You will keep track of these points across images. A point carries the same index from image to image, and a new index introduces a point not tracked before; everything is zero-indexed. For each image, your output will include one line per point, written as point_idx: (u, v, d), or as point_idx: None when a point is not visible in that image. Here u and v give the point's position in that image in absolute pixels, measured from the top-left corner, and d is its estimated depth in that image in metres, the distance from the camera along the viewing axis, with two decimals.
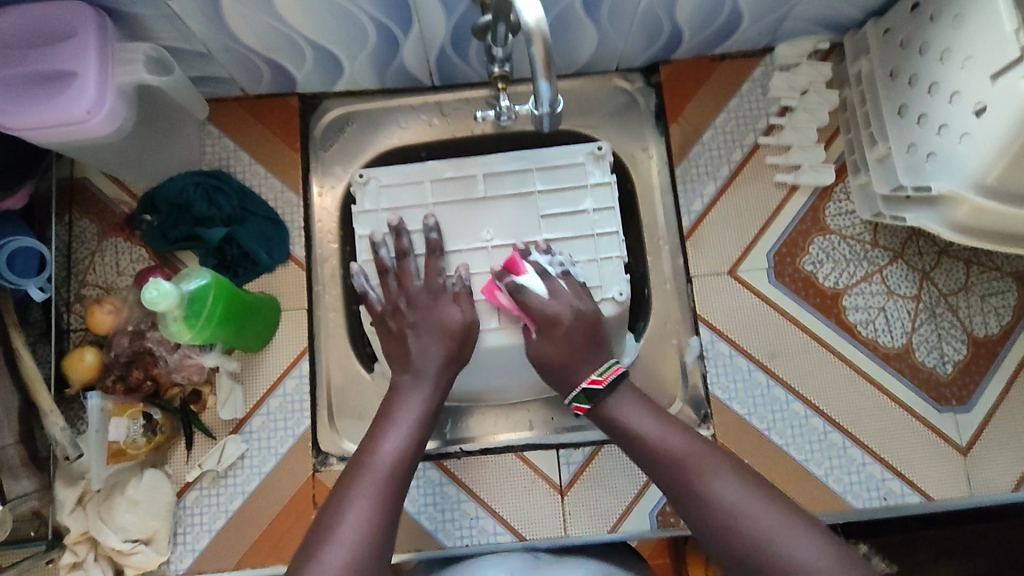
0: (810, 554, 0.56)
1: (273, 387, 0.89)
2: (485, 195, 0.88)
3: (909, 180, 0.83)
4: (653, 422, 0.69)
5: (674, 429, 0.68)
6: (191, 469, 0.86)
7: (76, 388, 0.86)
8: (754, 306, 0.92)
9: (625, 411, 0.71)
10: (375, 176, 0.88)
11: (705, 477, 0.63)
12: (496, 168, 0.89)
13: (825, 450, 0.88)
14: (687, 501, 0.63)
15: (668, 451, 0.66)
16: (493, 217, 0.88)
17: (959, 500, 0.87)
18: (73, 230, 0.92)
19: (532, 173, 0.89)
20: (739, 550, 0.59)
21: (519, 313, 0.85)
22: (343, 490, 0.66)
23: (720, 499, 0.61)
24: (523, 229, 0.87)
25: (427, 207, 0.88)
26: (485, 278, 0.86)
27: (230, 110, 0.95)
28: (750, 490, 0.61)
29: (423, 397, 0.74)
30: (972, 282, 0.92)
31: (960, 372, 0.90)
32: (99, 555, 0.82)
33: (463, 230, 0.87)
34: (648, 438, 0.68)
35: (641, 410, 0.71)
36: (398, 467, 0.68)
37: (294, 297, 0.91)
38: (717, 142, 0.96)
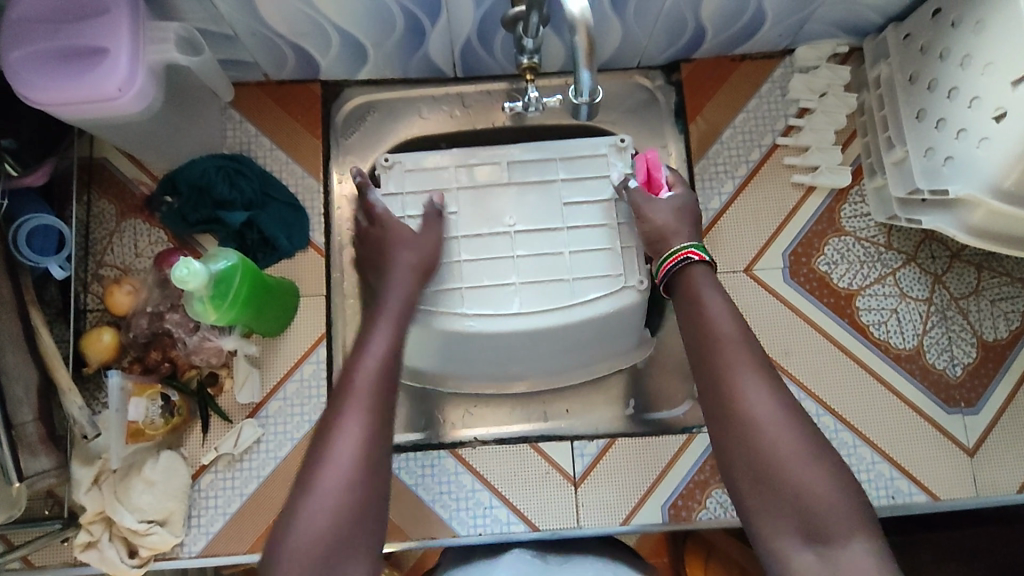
0: (823, 484, 0.60)
1: (290, 372, 0.89)
2: (509, 180, 0.88)
3: (925, 184, 0.84)
4: (720, 309, 0.72)
5: (737, 320, 0.71)
6: (206, 451, 0.86)
7: (94, 367, 0.86)
8: (769, 304, 0.93)
9: (705, 291, 0.74)
10: (401, 159, 0.89)
11: (750, 384, 0.66)
12: (521, 157, 0.89)
13: (836, 448, 0.89)
14: (727, 394, 0.66)
15: (725, 343, 0.69)
16: (516, 204, 0.88)
17: (965, 500, 0.88)
18: (91, 210, 0.92)
19: (556, 162, 0.89)
20: (745, 444, 0.63)
21: (541, 298, 0.85)
22: (336, 411, 0.65)
23: (748, 400, 0.65)
24: (544, 217, 0.87)
25: (451, 193, 0.88)
26: (506, 263, 0.86)
27: (252, 95, 0.95)
28: (787, 411, 0.64)
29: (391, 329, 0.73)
30: (983, 286, 0.94)
31: (969, 375, 0.91)
32: (113, 535, 0.82)
33: (487, 214, 0.88)
34: (713, 325, 0.70)
35: (717, 296, 0.73)
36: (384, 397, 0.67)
37: (313, 283, 0.92)
38: (736, 141, 0.97)
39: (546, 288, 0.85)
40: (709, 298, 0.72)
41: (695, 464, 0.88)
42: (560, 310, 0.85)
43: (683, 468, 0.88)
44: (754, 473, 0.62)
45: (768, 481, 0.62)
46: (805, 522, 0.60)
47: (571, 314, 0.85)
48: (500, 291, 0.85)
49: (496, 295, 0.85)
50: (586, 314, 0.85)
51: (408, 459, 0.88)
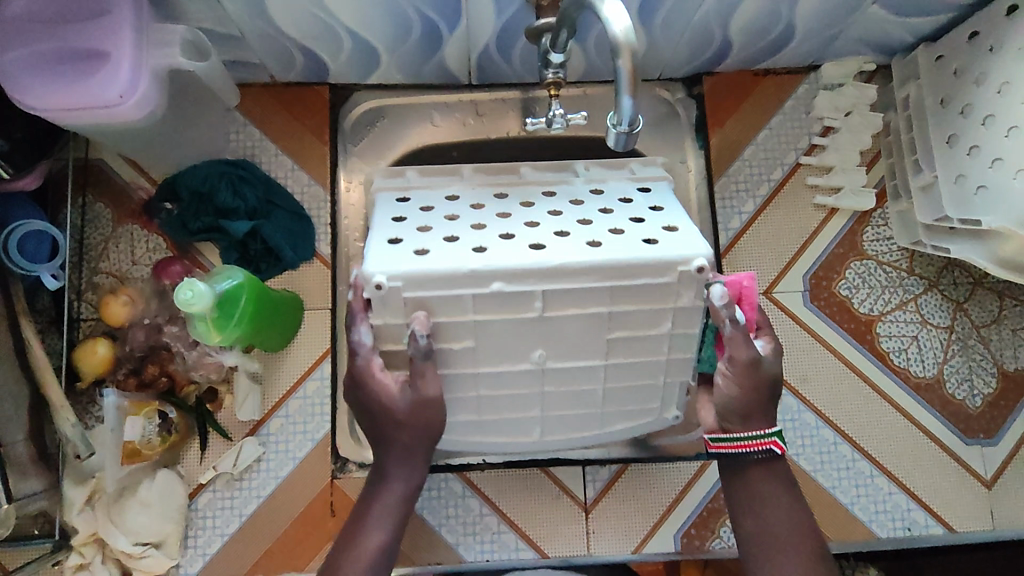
0: None
1: (293, 389, 0.86)
2: (542, 316, 0.64)
3: (954, 212, 0.82)
4: (782, 497, 0.64)
5: (795, 509, 0.64)
6: (204, 470, 0.83)
7: (88, 381, 0.82)
8: (788, 328, 0.90)
9: (769, 488, 0.64)
10: (401, 286, 0.62)
11: None
12: (564, 278, 0.62)
13: (852, 478, 0.87)
14: None
15: (765, 540, 0.63)
16: (552, 335, 0.66)
17: (981, 533, 0.87)
18: (86, 214, 0.88)
19: (608, 287, 0.63)
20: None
21: (564, 426, 0.75)
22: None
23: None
24: (583, 349, 0.67)
25: (467, 325, 0.65)
26: (532, 396, 0.71)
27: (256, 97, 0.91)
28: None
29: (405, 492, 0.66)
30: (1005, 315, 0.92)
31: (989, 405, 0.90)
32: (106, 558, 0.78)
33: (511, 348, 0.66)
34: (761, 518, 0.64)
35: (781, 491, 0.64)
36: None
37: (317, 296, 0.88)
38: (757, 159, 0.94)
39: (577, 415, 0.74)
40: (771, 483, 0.64)
41: (709, 491, 0.86)
42: (583, 436, 0.76)
43: (697, 495, 0.86)
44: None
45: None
46: None
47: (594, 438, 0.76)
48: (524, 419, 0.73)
49: (519, 423, 0.74)
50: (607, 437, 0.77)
51: None
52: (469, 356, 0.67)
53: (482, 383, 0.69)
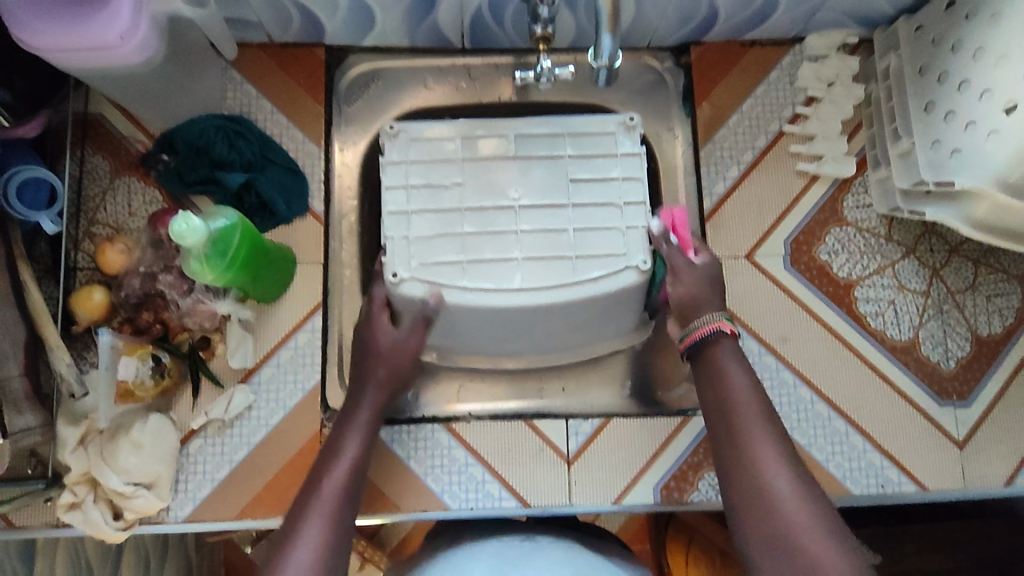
0: (837, 563, 0.60)
1: (284, 339, 0.88)
2: (514, 152, 0.85)
3: (929, 175, 0.84)
4: (745, 382, 0.73)
5: (755, 390, 0.72)
6: (196, 416, 0.85)
7: (83, 326, 0.84)
8: (769, 291, 0.93)
9: (728, 365, 0.74)
10: (407, 130, 0.85)
11: (764, 459, 0.67)
12: (528, 132, 0.86)
13: (828, 436, 0.89)
14: (743, 467, 0.67)
15: (739, 416, 0.70)
16: (521, 176, 0.85)
17: (953, 491, 0.89)
18: (85, 165, 0.89)
19: (563, 137, 0.86)
20: (761, 519, 0.64)
21: (542, 277, 0.81)
22: (298, 511, 0.69)
23: (768, 472, 0.66)
24: (551, 191, 0.84)
25: (457, 163, 0.85)
26: (509, 238, 0.83)
27: (253, 56, 0.93)
28: (803, 491, 0.65)
29: (364, 426, 0.79)
30: (979, 281, 0.94)
31: (962, 368, 0.92)
32: (98, 497, 0.80)
33: (488, 189, 0.84)
34: (732, 396, 0.72)
35: (741, 368, 0.74)
36: (350, 481, 0.73)
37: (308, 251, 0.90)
38: (742, 127, 0.96)
39: (552, 265, 0.82)
40: (733, 368, 0.73)
41: (689, 446, 0.88)
42: (566, 289, 0.81)
43: (677, 450, 0.88)
44: (770, 547, 0.63)
45: (785, 557, 0.62)
46: None
47: (578, 293, 0.82)
48: (503, 265, 0.82)
49: (499, 270, 0.82)
50: (590, 291, 0.82)
51: (401, 431, 0.87)
52: (457, 193, 0.84)
53: (467, 219, 0.83)
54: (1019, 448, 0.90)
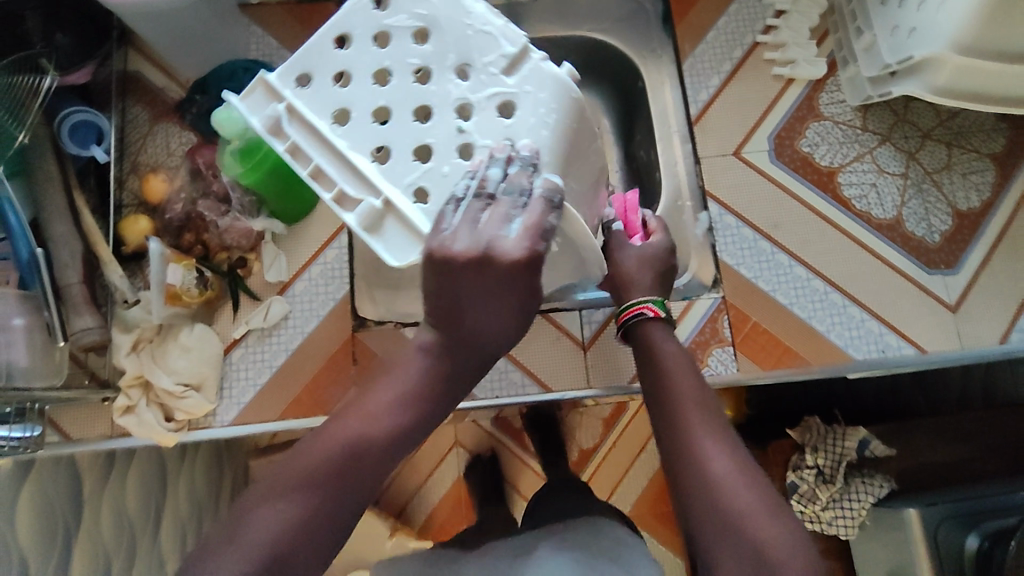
0: (780, 539, 0.57)
1: (314, 255, 0.95)
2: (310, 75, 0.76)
3: (893, 58, 0.93)
4: (684, 368, 0.72)
5: (693, 374, 0.72)
6: (237, 326, 0.92)
7: (131, 248, 0.91)
8: (758, 181, 1.00)
9: (661, 338, 0.76)
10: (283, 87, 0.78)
11: (702, 441, 0.65)
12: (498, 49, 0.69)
13: (826, 308, 0.95)
14: (683, 450, 0.65)
15: (678, 397, 0.69)
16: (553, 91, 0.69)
17: (951, 352, 0.94)
18: (126, 116, 0.99)
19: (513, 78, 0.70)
20: (705, 505, 0.61)
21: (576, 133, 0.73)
22: (280, 482, 0.54)
23: (706, 454, 0.64)
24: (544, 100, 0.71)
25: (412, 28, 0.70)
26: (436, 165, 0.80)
27: (272, 12, 1.03)
28: (740, 472, 0.62)
29: (422, 367, 0.59)
30: (954, 161, 1.01)
31: (947, 240, 0.98)
32: (150, 401, 0.87)
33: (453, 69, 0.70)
34: (669, 370, 0.72)
35: (674, 342, 0.75)
36: (373, 453, 0.56)
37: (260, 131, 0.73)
38: (719, 41, 1.05)
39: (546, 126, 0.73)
40: (665, 344, 0.74)
41: (695, 327, 0.95)
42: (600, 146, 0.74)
43: (684, 331, 0.94)
44: (716, 534, 0.59)
45: (729, 541, 0.58)
46: None
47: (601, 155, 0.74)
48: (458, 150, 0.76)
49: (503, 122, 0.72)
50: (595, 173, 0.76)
51: None
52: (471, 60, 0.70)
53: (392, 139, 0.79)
54: (1009, 308, 0.96)
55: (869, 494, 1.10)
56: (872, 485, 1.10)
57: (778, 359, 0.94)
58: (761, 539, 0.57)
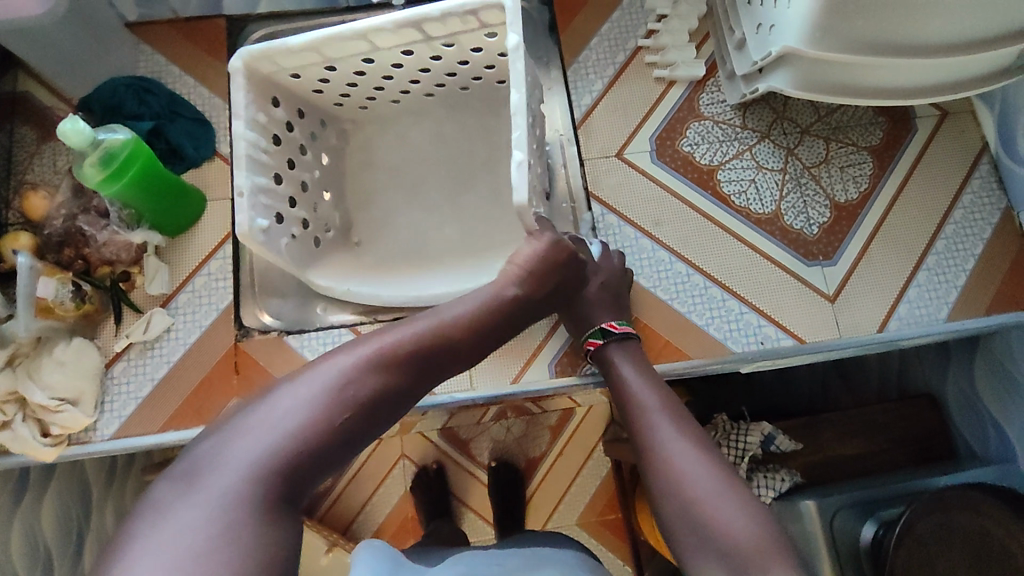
0: (736, 517, 0.67)
1: (198, 267, 0.96)
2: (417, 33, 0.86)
3: (758, 55, 0.95)
4: (646, 382, 0.83)
5: (654, 387, 0.82)
6: (119, 340, 0.93)
7: (9, 262, 0.91)
8: (639, 181, 1.02)
9: (621, 360, 0.86)
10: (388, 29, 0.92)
11: (666, 440, 0.75)
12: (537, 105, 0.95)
13: (706, 303, 0.96)
14: (649, 451, 0.76)
15: (642, 408, 0.80)
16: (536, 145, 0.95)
17: (831, 341, 0.95)
18: (14, 136, 1.00)
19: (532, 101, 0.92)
20: (675, 496, 0.71)
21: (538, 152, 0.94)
22: (346, 351, 0.60)
23: (669, 448, 0.74)
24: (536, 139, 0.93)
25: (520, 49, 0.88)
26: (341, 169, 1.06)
27: (161, 30, 1.05)
28: (700, 459, 0.73)
29: (487, 299, 0.72)
30: (832, 155, 1.03)
31: (825, 232, 1.00)
32: (27, 416, 0.86)
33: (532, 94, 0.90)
34: (634, 389, 0.83)
35: (631, 364, 0.86)
36: (436, 350, 0.64)
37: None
38: (602, 47, 1.08)
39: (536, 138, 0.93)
40: (626, 366, 0.85)
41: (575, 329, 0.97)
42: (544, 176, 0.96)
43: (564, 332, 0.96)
44: (685, 517, 0.69)
45: (695, 523, 0.68)
46: (728, 553, 0.65)
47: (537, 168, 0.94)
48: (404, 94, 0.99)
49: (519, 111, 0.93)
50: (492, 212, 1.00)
51: (310, 337, 0.94)
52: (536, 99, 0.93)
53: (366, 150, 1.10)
54: (887, 296, 0.97)
55: (770, 489, 1.07)
56: (774, 479, 1.08)
57: (658, 355, 0.95)
58: (720, 521, 0.67)
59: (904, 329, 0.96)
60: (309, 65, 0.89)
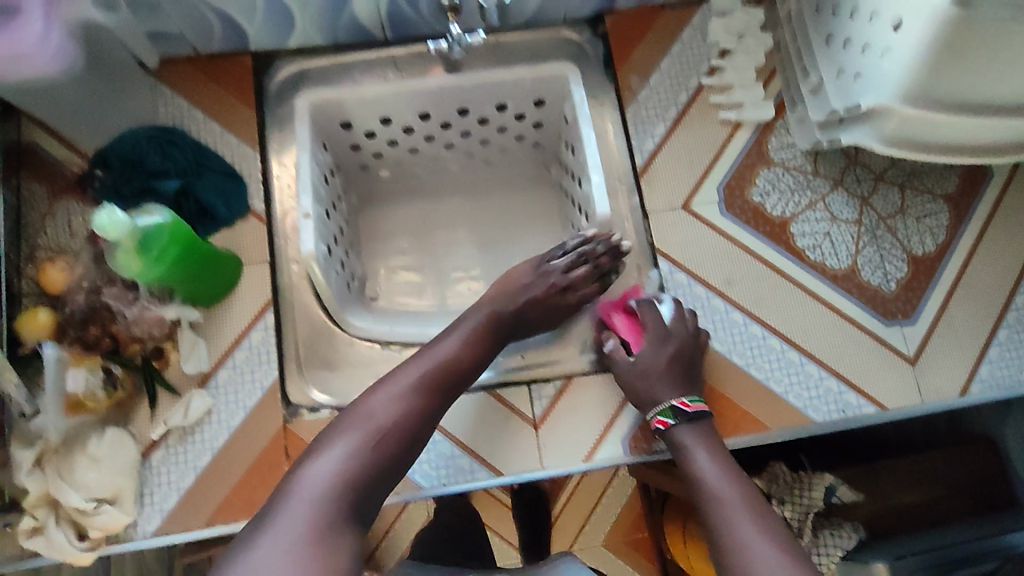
0: None
1: (237, 341, 0.88)
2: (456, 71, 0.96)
3: (840, 104, 0.88)
4: (722, 470, 0.79)
5: (730, 478, 0.79)
6: (155, 426, 0.84)
7: (30, 347, 0.83)
8: (709, 236, 0.95)
9: (693, 446, 0.82)
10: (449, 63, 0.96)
11: (745, 540, 0.72)
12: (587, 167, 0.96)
13: (783, 368, 0.92)
14: (727, 551, 0.72)
15: (719, 501, 0.77)
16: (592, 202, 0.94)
17: (911, 407, 0.92)
18: (21, 194, 0.89)
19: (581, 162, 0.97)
20: None
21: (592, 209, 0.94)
22: (373, 396, 0.76)
23: (749, 550, 0.71)
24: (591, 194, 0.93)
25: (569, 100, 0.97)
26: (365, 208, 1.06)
27: (180, 70, 0.95)
28: (784, 564, 0.68)
29: (471, 324, 0.86)
30: (908, 204, 0.98)
31: (903, 288, 0.95)
32: (61, 518, 0.79)
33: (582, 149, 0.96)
34: (707, 479, 0.79)
35: (706, 450, 0.82)
36: (443, 377, 0.80)
37: (535, 66, 0.96)
38: (665, 85, 0.99)
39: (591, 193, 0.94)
40: (700, 453, 0.81)
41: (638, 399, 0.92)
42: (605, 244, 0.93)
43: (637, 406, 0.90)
44: None
45: None
46: None
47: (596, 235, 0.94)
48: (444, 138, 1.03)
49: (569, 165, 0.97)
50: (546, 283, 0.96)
51: None
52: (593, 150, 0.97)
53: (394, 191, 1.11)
54: (967, 358, 0.93)
55: (837, 548, 1.07)
56: (841, 537, 1.08)
57: (735, 427, 0.90)
58: None
59: (985, 392, 0.92)
60: (369, 116, 0.97)
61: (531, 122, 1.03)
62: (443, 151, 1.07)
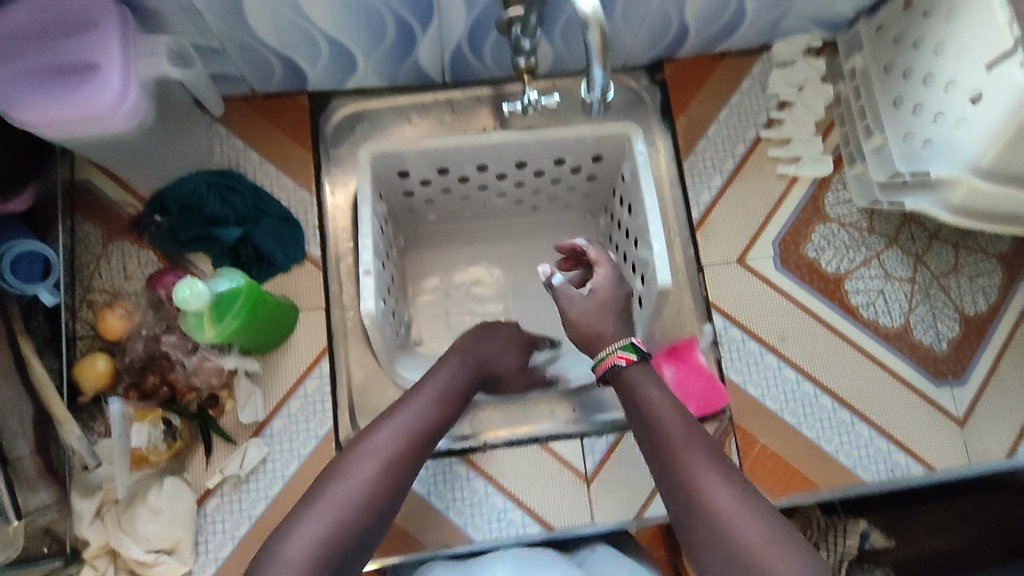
0: None
1: (292, 389, 0.87)
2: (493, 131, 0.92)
3: (907, 168, 0.87)
4: None
5: None
6: (210, 475, 0.84)
7: (90, 396, 0.83)
8: (763, 291, 0.95)
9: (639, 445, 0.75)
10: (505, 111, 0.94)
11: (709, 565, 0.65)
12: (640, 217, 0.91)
13: (834, 427, 0.92)
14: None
15: None
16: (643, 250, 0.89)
17: (960, 469, 0.92)
18: (76, 234, 0.89)
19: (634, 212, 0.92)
20: None
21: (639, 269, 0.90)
22: (346, 459, 0.68)
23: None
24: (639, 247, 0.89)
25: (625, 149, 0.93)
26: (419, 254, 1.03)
27: (238, 110, 0.94)
28: None
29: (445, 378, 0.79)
30: (961, 263, 0.98)
31: (954, 348, 0.95)
32: (119, 568, 0.80)
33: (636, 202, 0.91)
34: None
35: None
36: (418, 442, 0.71)
37: (599, 125, 0.92)
38: (721, 136, 0.99)
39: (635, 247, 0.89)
40: None
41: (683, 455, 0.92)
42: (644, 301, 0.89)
43: None
44: None
45: None
46: None
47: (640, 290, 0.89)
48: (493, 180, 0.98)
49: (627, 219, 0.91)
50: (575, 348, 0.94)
51: None
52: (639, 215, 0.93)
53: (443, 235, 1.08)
54: (1016, 421, 0.93)
55: None
56: None
57: (787, 486, 0.90)
58: None
59: None
60: (425, 165, 0.94)
61: (586, 174, 1.00)
62: (495, 198, 1.04)
